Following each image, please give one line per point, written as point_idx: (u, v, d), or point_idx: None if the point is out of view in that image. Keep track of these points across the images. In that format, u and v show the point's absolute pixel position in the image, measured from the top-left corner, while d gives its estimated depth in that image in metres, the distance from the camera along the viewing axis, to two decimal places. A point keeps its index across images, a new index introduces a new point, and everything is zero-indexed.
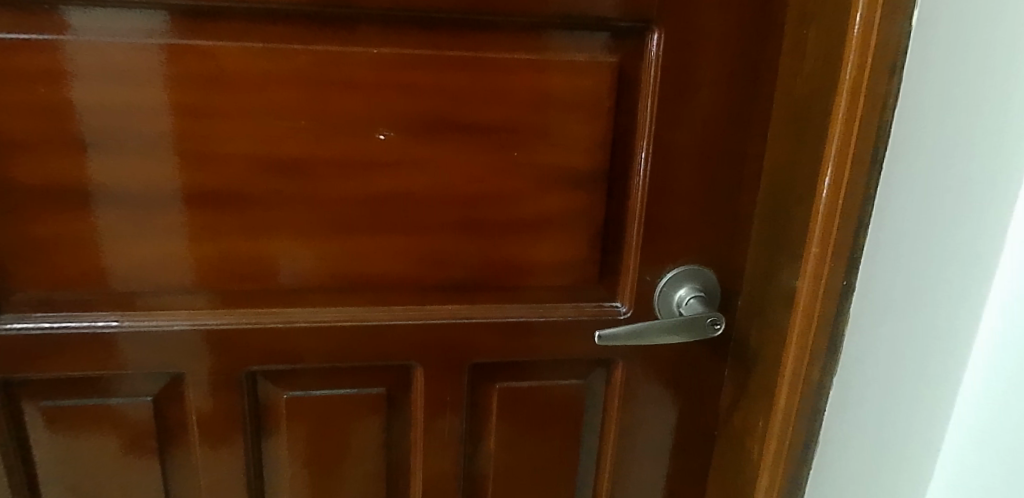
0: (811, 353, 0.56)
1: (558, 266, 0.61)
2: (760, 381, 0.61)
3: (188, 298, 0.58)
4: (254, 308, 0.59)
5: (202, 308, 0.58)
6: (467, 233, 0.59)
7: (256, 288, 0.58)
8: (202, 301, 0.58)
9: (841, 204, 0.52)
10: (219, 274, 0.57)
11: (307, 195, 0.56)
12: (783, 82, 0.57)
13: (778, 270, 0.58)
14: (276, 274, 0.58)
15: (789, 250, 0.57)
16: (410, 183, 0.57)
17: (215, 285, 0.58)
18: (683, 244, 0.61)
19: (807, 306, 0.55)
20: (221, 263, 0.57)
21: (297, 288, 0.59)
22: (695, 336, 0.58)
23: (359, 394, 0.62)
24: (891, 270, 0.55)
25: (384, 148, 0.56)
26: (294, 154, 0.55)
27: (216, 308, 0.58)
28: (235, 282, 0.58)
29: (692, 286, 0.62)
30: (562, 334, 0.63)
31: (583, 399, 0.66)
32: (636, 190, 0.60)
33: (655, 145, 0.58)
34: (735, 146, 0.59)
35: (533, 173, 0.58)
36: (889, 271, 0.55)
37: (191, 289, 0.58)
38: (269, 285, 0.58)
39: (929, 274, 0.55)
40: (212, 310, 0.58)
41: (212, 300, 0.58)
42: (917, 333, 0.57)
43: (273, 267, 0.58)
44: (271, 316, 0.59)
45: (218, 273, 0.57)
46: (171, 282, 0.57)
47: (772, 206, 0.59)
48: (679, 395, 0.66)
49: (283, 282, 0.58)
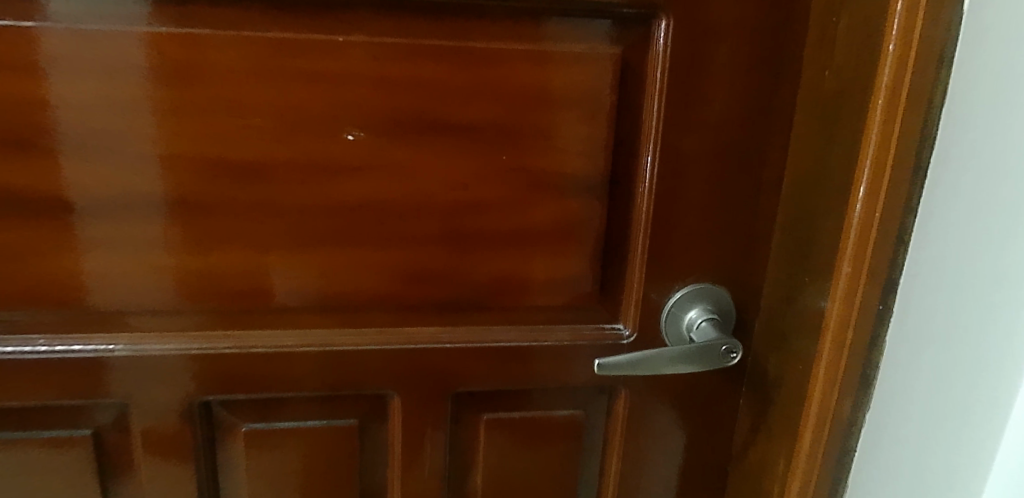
0: (841, 386, 0.49)
1: (553, 284, 0.55)
2: (781, 416, 0.54)
3: (132, 320, 0.51)
4: (207, 332, 0.51)
5: (147, 332, 0.51)
6: (450, 247, 0.52)
7: (211, 310, 0.51)
8: (148, 324, 0.51)
9: (879, 217, 0.46)
10: (168, 293, 0.50)
11: (268, 204, 0.49)
12: (808, 78, 0.51)
13: (803, 291, 0.52)
14: (233, 293, 0.51)
15: (816, 269, 0.50)
16: (385, 191, 0.50)
17: (163, 307, 0.51)
18: (693, 260, 0.55)
19: (839, 332, 0.48)
20: (170, 281, 0.50)
21: (258, 308, 0.52)
22: (708, 366, 0.51)
23: (329, 426, 0.56)
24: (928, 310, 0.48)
25: (355, 151, 0.49)
26: (252, 156, 0.48)
27: (164, 332, 0.51)
28: (186, 302, 0.51)
29: (704, 309, 0.55)
30: (557, 360, 0.56)
31: (580, 431, 0.59)
32: (641, 200, 0.53)
33: (661, 149, 0.52)
34: (752, 150, 0.53)
35: (524, 180, 0.51)
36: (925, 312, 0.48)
37: (135, 310, 0.51)
38: (225, 306, 0.51)
39: (970, 310, 0.46)
40: (158, 334, 0.51)
41: (160, 324, 0.51)
42: (955, 380, 0.48)
43: (230, 286, 0.51)
44: (226, 341, 0.52)
45: (166, 293, 0.50)
46: (111, 302, 0.50)
47: (796, 218, 0.52)
48: (687, 428, 0.60)
49: (241, 302, 0.51)
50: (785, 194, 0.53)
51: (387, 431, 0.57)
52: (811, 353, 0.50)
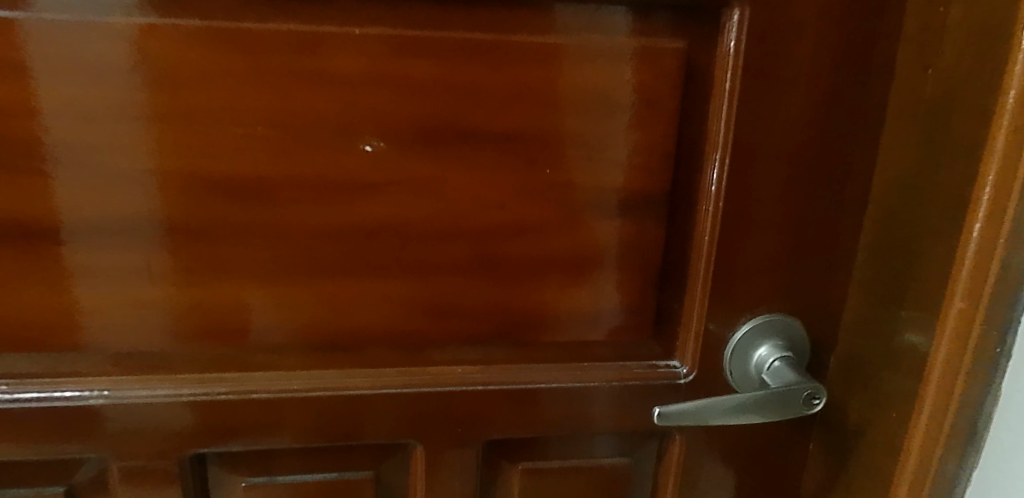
0: (945, 441, 0.42)
1: (598, 317, 0.48)
2: (865, 471, 0.46)
3: (112, 361, 0.43)
4: (200, 375, 0.44)
5: (130, 375, 0.43)
6: (483, 274, 0.45)
7: (205, 348, 0.44)
8: (131, 364, 0.44)
9: (1000, 244, 0.38)
10: (155, 329, 0.43)
11: (272, 227, 0.42)
12: (903, 78, 0.43)
13: (897, 328, 0.44)
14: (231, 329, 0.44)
15: (915, 302, 0.43)
16: (409, 211, 0.43)
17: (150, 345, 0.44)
18: (762, 289, 0.47)
19: (946, 379, 0.41)
20: (157, 315, 0.43)
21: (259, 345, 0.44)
22: (787, 415, 0.44)
23: (342, 480, 0.48)
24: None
25: (375, 164, 0.42)
26: (252, 172, 0.41)
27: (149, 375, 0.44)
28: (176, 339, 0.44)
29: (775, 346, 0.48)
30: (604, 403, 0.49)
31: (626, 481, 0.52)
32: (704, 219, 0.45)
33: (731, 160, 0.44)
34: (835, 162, 0.45)
35: (569, 196, 0.44)
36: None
37: (118, 349, 0.43)
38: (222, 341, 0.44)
39: None
40: (143, 377, 0.43)
41: (145, 365, 0.44)
42: None
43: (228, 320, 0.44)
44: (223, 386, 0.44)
45: (152, 328, 0.43)
46: (89, 340, 0.43)
47: (887, 240, 0.45)
48: (748, 477, 0.52)
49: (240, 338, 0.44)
50: (871, 212, 0.46)
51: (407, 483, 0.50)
52: (908, 403, 0.43)
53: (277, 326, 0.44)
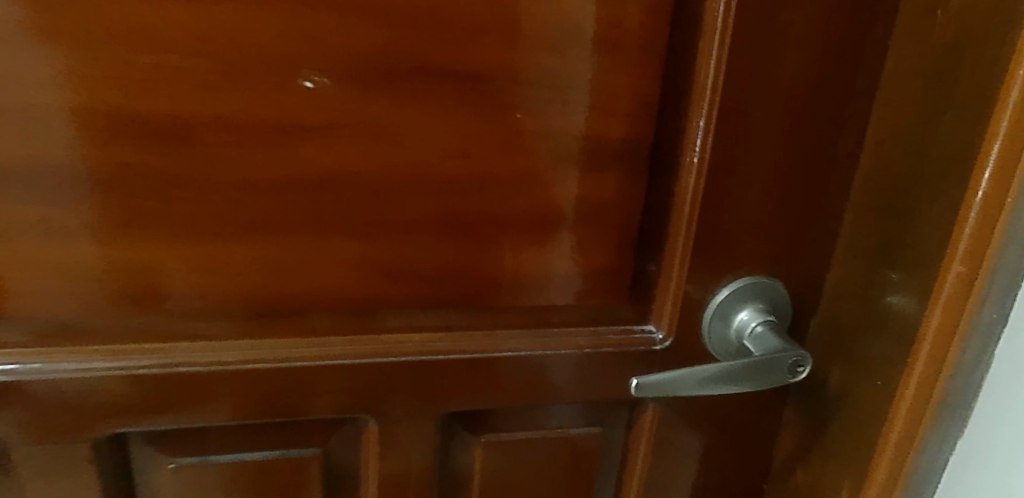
0: (932, 410, 0.40)
1: (569, 277, 0.44)
2: (846, 440, 0.44)
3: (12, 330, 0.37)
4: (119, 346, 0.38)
5: (35, 347, 0.37)
6: (444, 232, 0.40)
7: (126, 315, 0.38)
8: (36, 335, 0.37)
9: (1008, 204, 0.36)
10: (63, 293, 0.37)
11: (198, 176, 0.36)
12: (908, 21, 0.39)
13: (888, 292, 0.41)
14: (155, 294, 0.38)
15: (910, 265, 0.40)
16: (360, 159, 0.38)
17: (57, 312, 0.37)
18: (746, 250, 0.44)
19: (941, 348, 0.39)
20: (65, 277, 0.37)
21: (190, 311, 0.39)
22: (773, 383, 0.41)
23: (286, 458, 0.44)
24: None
25: (319, 104, 0.36)
26: (172, 109, 0.34)
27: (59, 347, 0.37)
28: (90, 305, 0.38)
29: (757, 310, 0.44)
30: (575, 371, 0.45)
31: (596, 452, 0.49)
32: (688, 174, 0.41)
33: (721, 108, 0.40)
34: (830, 112, 0.41)
35: (542, 145, 0.40)
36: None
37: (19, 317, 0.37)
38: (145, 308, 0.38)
39: None
40: (50, 350, 0.37)
41: (53, 336, 0.37)
42: None
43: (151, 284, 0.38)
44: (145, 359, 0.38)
45: (60, 293, 0.37)
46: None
47: (881, 199, 0.42)
48: (722, 445, 0.50)
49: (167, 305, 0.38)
50: (864, 168, 0.43)
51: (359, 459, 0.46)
52: (896, 373, 0.40)
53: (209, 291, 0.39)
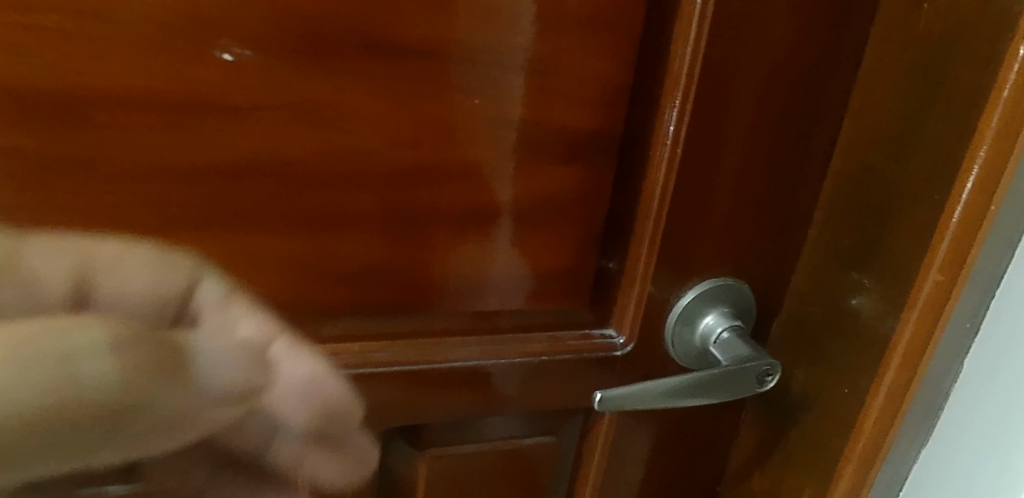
0: (901, 417, 0.39)
1: (526, 279, 0.40)
2: (808, 445, 0.43)
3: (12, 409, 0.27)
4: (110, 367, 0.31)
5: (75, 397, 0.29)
6: (388, 230, 0.36)
7: (23, 356, 0.28)
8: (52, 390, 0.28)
9: (991, 210, 0.34)
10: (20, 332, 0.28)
11: (89, 162, 0.30)
12: (889, 13, 0.37)
13: (857, 299, 0.40)
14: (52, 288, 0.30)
15: (883, 272, 0.38)
16: (290, 147, 0.32)
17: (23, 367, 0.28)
18: (713, 252, 0.41)
19: (913, 360, 0.37)
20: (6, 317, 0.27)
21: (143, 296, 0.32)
22: (739, 393, 0.39)
23: (204, 489, 0.38)
24: (1016, 374, 0.36)
25: (240, 81, 0.30)
26: (50, 82, 0.28)
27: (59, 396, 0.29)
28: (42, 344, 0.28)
29: (723, 315, 0.42)
30: (529, 380, 0.41)
31: (548, 461, 0.46)
32: (657, 170, 0.38)
33: (696, 99, 0.36)
34: (807, 106, 0.39)
35: (499, 134, 0.36)
36: (1015, 375, 0.36)
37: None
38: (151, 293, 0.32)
39: None
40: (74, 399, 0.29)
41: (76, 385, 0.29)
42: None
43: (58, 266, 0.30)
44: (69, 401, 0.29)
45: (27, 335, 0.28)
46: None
47: (854, 201, 0.40)
48: (677, 451, 0.48)
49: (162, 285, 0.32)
50: (837, 167, 0.41)
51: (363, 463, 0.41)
52: (865, 384, 0.39)
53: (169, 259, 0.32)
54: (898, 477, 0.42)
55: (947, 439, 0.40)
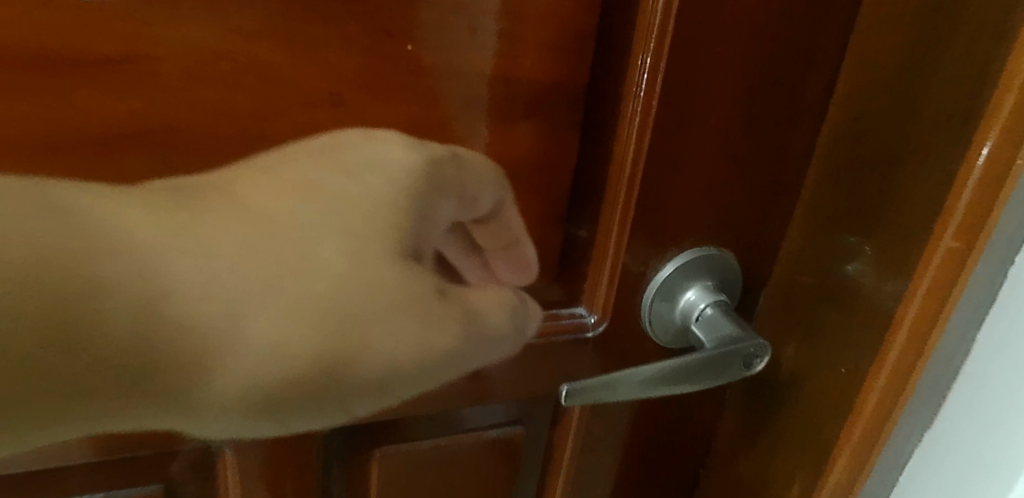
0: (904, 398, 0.35)
1: (528, 261, 0.36)
2: (799, 429, 0.39)
3: (179, 369, 0.25)
4: (335, 303, 0.28)
5: (259, 366, 0.27)
6: None
7: (333, 308, 0.28)
8: (238, 358, 0.26)
9: (1017, 165, 0.29)
10: (165, 308, 0.24)
11: None
12: None
13: (857, 271, 0.35)
14: (196, 242, 0.25)
15: (887, 241, 0.34)
16: (178, 109, 0.27)
17: (216, 342, 0.25)
18: (694, 220, 0.36)
19: (919, 335, 0.33)
20: (156, 294, 0.24)
21: (365, 213, 0.30)
22: (724, 379, 0.35)
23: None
24: None
25: (105, 27, 0.25)
26: None
27: (310, 350, 0.28)
28: (175, 328, 0.24)
29: (706, 289, 0.37)
30: (491, 371, 0.37)
31: (516, 453, 0.42)
32: (630, 128, 0.33)
33: (673, 45, 0.31)
34: (801, 51, 0.33)
35: (439, 88, 0.30)
36: None
37: (194, 374, 0.25)
38: (342, 228, 0.29)
39: None
40: (268, 370, 0.27)
41: (242, 345, 0.26)
42: None
43: (222, 219, 0.26)
44: (373, 344, 0.30)
45: (205, 312, 0.25)
46: (154, 402, 0.25)
47: (855, 160, 0.35)
48: (657, 435, 0.44)
49: (357, 200, 0.30)
50: (834, 120, 0.36)
51: (537, 314, 0.36)
52: (864, 365, 0.35)
53: (341, 146, 0.29)
54: (897, 457, 0.39)
55: (953, 420, 0.36)
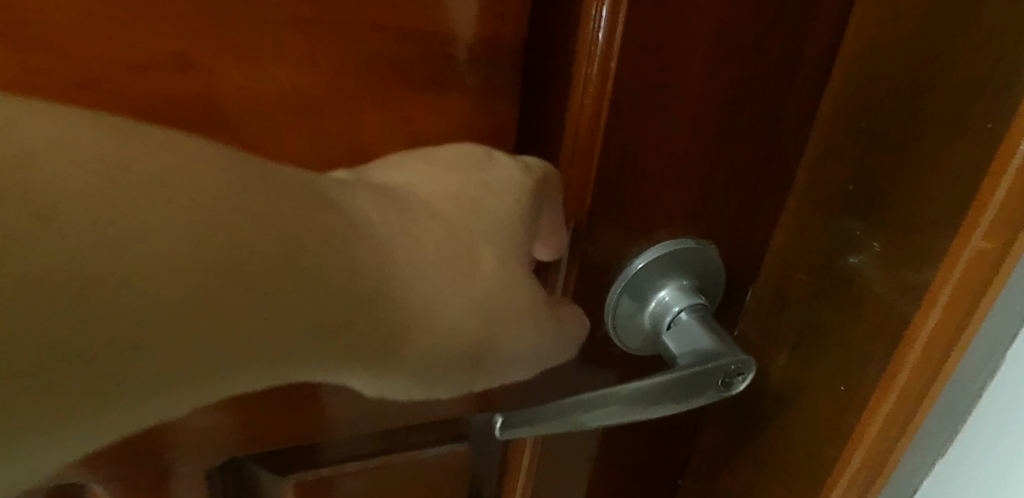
0: (916, 421, 0.29)
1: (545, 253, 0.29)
2: (790, 450, 0.34)
3: (372, 325, 0.23)
4: (475, 305, 0.25)
5: (431, 324, 0.24)
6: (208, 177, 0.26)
7: (494, 304, 0.26)
8: (452, 322, 0.25)
9: None
10: (386, 265, 0.23)
11: None
12: None
13: (863, 267, 0.29)
14: (348, 223, 0.22)
15: (901, 231, 0.28)
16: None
17: (372, 299, 0.22)
18: (669, 210, 0.30)
19: (940, 346, 0.27)
20: (394, 270, 0.23)
21: (495, 231, 0.26)
22: (698, 401, 0.29)
23: None
24: None
25: None
26: None
27: (502, 314, 0.26)
28: (328, 292, 0.21)
29: (681, 290, 0.31)
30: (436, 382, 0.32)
31: (462, 473, 0.36)
32: (585, 94, 0.27)
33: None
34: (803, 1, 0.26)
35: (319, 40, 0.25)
36: None
37: (398, 336, 0.24)
38: (485, 233, 0.26)
39: None
40: (459, 332, 0.25)
41: (485, 299, 0.25)
42: None
43: (388, 210, 0.23)
44: (518, 332, 0.27)
45: (414, 279, 0.24)
46: (365, 365, 0.24)
47: (865, 134, 0.29)
48: (629, 452, 0.38)
49: (484, 211, 0.26)
50: (837, 86, 0.29)
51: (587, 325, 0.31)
52: (872, 379, 0.29)
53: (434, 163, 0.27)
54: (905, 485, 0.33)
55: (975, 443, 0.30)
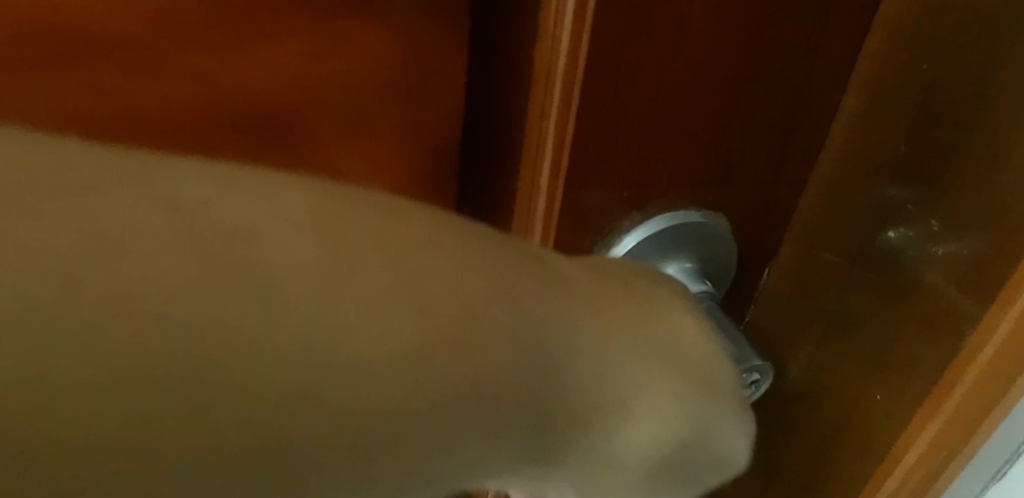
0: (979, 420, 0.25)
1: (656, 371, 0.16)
2: (819, 455, 0.28)
3: (561, 366, 0.10)
4: (690, 376, 0.12)
5: (626, 392, 0.11)
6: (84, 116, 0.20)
7: (707, 355, 0.13)
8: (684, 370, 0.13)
9: None
10: (543, 296, 0.10)
11: None
12: None
13: (907, 244, 0.25)
14: (494, 250, 0.10)
15: (964, 208, 0.23)
16: None
17: (544, 351, 0.10)
18: (671, 177, 0.23)
19: (1000, 374, 0.23)
20: (560, 309, 0.10)
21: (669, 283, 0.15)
22: None
23: None
24: None
25: None
26: None
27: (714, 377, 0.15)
28: (551, 340, 0.10)
29: (681, 276, 0.25)
30: None
31: None
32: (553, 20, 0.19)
33: None
34: None
35: None
36: None
37: (579, 394, 0.11)
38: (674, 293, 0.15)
39: None
40: (689, 398, 0.12)
41: (722, 363, 0.14)
42: None
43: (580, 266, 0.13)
44: (730, 418, 0.13)
45: (588, 315, 0.11)
46: (520, 441, 0.10)
47: (918, 83, 0.23)
48: None
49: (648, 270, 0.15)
50: (891, 10, 0.22)
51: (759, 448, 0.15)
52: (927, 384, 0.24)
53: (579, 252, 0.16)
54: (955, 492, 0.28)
55: None
